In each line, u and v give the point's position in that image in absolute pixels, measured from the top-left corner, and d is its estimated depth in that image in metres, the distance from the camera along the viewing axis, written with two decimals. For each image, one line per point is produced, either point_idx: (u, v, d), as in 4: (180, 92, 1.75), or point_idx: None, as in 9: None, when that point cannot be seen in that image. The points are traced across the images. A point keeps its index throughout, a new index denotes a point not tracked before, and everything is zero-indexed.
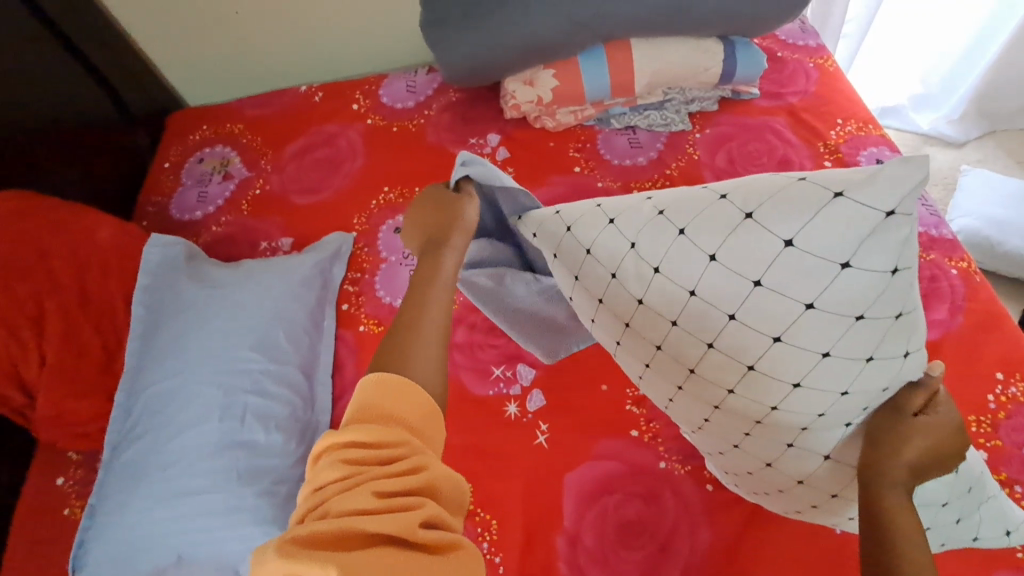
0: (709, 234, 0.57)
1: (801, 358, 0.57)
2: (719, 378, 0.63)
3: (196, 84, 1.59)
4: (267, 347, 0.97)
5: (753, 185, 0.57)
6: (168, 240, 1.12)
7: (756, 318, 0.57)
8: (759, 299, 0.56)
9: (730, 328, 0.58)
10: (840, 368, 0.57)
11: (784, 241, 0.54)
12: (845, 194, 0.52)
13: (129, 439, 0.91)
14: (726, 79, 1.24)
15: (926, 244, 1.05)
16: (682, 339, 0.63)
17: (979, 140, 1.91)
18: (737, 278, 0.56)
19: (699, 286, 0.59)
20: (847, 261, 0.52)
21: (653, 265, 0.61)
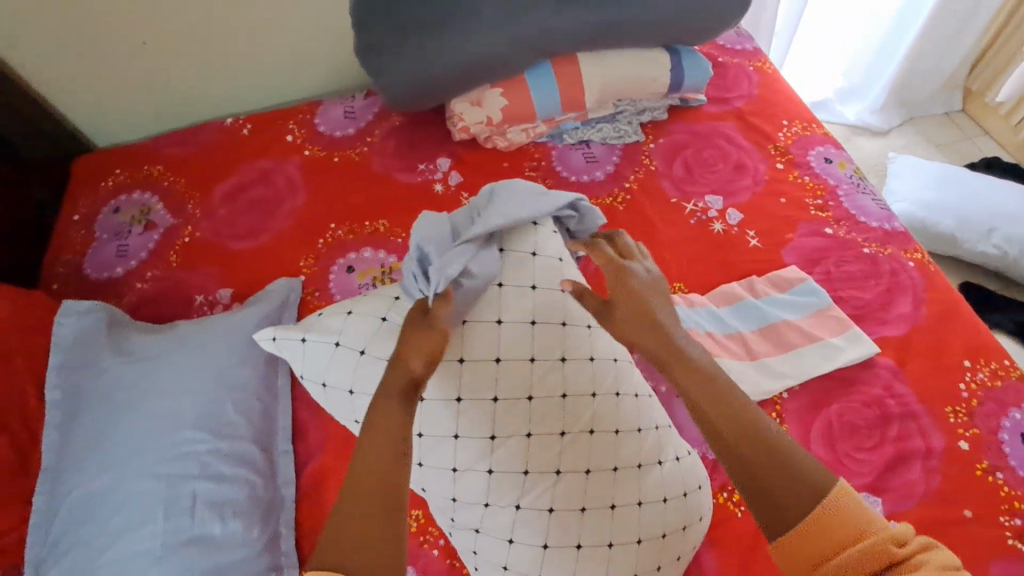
0: (339, 372, 0.77)
1: (485, 416, 0.72)
2: (475, 448, 0.72)
3: (104, 124, 1.43)
4: (214, 423, 0.85)
5: (348, 330, 0.78)
6: (82, 306, 0.98)
7: (456, 423, 0.72)
8: (438, 407, 0.73)
9: (457, 446, 0.72)
10: (507, 411, 0.72)
11: (359, 351, 0.76)
12: (353, 313, 0.79)
13: (55, 555, 0.78)
14: (675, 87, 1.23)
15: (883, 238, 1.07)
16: (469, 484, 0.72)
17: (899, 128, 2.03)
18: (429, 401, 0.73)
19: (424, 427, 0.73)
20: (363, 347, 0.76)
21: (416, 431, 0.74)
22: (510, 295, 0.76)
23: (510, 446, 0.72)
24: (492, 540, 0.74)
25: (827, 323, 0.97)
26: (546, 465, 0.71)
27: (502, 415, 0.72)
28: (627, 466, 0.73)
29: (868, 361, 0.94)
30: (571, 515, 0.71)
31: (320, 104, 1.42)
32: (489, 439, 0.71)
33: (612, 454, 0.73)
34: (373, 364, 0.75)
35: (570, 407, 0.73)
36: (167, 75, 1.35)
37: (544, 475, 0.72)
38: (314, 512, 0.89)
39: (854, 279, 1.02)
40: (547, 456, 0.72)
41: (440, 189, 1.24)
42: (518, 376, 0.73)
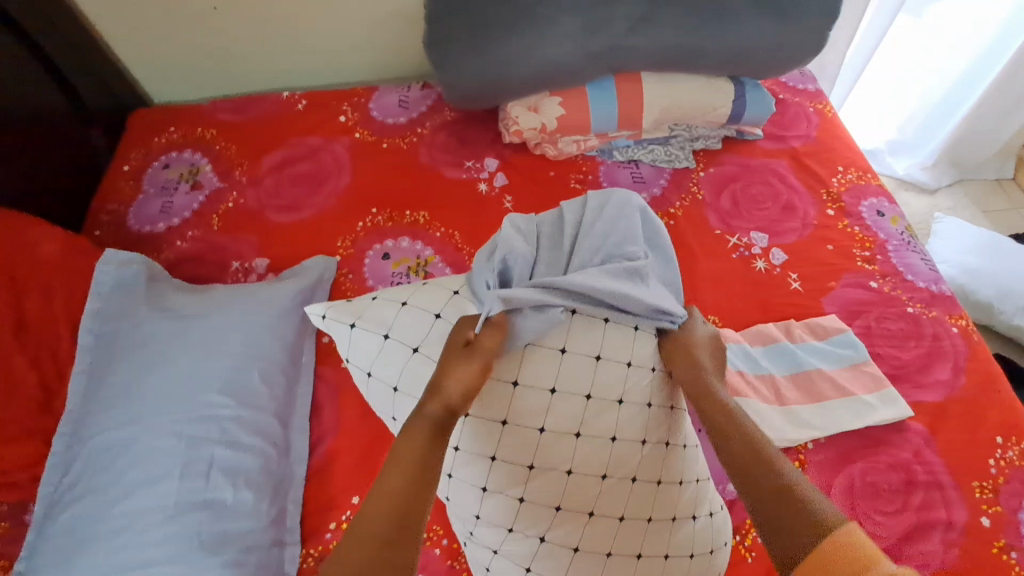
0: (390, 367, 0.75)
1: (527, 442, 0.71)
2: (512, 473, 0.71)
3: (166, 81, 1.46)
4: (238, 391, 0.86)
5: (403, 322, 0.75)
6: (124, 258, 0.99)
7: (495, 445, 0.71)
8: (481, 425, 0.71)
9: (492, 470, 0.71)
10: (551, 445, 0.71)
11: (414, 348, 0.74)
12: (407, 304, 0.77)
13: (65, 498, 0.78)
14: (734, 119, 1.22)
15: (928, 300, 1.04)
16: (499, 507, 0.72)
17: (949, 188, 1.98)
18: (473, 418, 0.72)
19: (462, 441, 0.72)
20: (417, 346, 0.74)
21: (454, 444, 0.73)
22: (579, 325, 0.74)
23: (518, 476, 0.71)
24: (480, 547, 0.76)
25: (862, 378, 0.95)
26: (548, 500, 0.71)
27: (512, 444, 0.71)
28: (636, 517, 0.72)
29: (899, 423, 0.91)
30: (564, 551, 0.72)
31: (376, 89, 1.43)
32: (490, 459, 0.71)
33: (624, 500, 0.72)
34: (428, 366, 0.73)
35: (586, 450, 0.71)
36: (233, 42, 1.38)
37: (543, 510, 0.71)
38: (321, 492, 0.89)
39: (895, 338, 1.00)
40: (551, 493, 0.71)
41: (484, 189, 1.25)
42: (537, 413, 0.71)
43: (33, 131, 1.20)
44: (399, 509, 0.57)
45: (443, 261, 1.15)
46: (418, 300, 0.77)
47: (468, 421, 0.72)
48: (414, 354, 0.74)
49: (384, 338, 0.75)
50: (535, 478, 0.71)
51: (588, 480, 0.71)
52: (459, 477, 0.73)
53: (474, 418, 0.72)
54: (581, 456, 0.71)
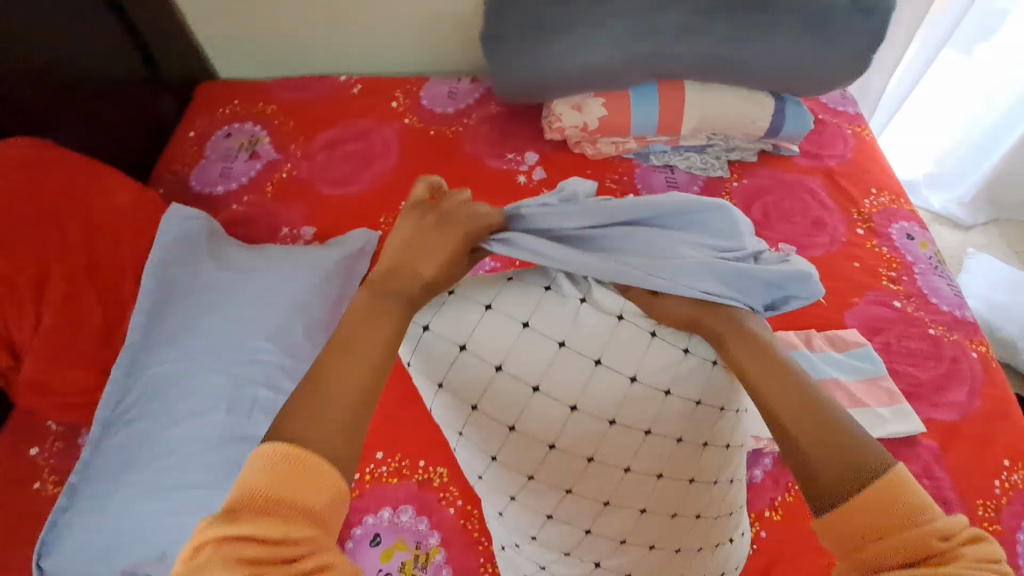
0: (432, 365, 0.64)
1: (570, 469, 0.63)
2: (547, 492, 0.65)
3: (234, 58, 1.56)
4: (284, 341, 0.93)
5: (452, 313, 0.64)
6: (188, 213, 1.08)
7: (532, 465, 0.64)
8: (520, 442, 0.63)
9: (528, 487, 0.65)
10: (598, 477, 0.64)
11: (459, 345, 0.63)
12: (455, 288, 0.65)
13: (122, 419, 0.85)
14: (772, 133, 1.25)
15: (950, 323, 1.05)
16: (525, 516, 0.68)
17: (985, 226, 1.96)
18: (518, 435, 0.63)
19: (499, 454, 0.64)
20: (464, 343, 0.63)
21: (490, 454, 0.65)
22: (656, 344, 0.64)
23: (552, 497, 0.65)
24: (502, 535, 0.75)
25: (877, 392, 0.97)
26: (577, 521, 0.66)
27: (553, 469, 0.63)
28: (664, 548, 0.68)
29: (910, 438, 0.93)
30: (584, 565, 0.70)
31: (428, 79, 1.50)
32: (527, 478, 0.64)
33: (658, 532, 0.67)
34: (476, 366, 0.63)
35: (633, 484, 0.64)
36: (300, 25, 1.47)
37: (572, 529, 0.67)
38: None
39: (913, 356, 1.02)
40: (582, 516, 0.66)
41: (523, 180, 1.30)
42: (591, 445, 0.62)
43: (113, 93, 1.31)
44: (358, 394, 0.50)
45: None
46: (471, 285, 0.66)
47: (510, 437, 0.63)
48: (456, 352, 0.63)
49: (422, 330, 0.64)
50: (571, 502, 0.65)
51: (628, 510, 0.65)
52: (491, 481, 0.67)
53: (518, 434, 0.63)
54: (620, 487, 0.64)
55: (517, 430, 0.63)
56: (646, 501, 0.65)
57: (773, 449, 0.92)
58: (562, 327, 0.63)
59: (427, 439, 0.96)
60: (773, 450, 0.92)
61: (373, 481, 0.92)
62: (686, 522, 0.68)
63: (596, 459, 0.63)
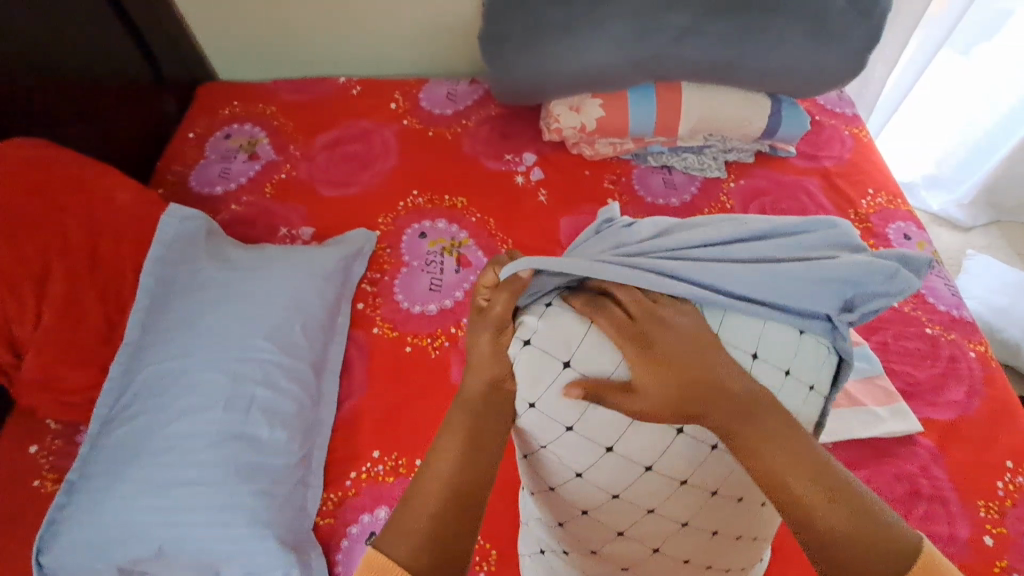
0: (529, 379, 0.56)
1: (659, 491, 0.57)
2: (628, 513, 0.59)
3: (235, 61, 1.58)
4: (280, 338, 0.93)
5: (558, 326, 0.57)
6: (187, 213, 1.08)
7: (619, 485, 0.57)
8: (611, 462, 0.56)
9: (608, 505, 0.59)
10: (685, 501, 0.58)
11: (563, 361, 0.56)
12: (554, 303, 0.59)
13: (119, 417, 0.85)
14: (769, 134, 1.26)
15: (948, 323, 1.05)
16: (594, 531, 0.62)
17: (984, 228, 1.96)
18: (617, 458, 0.56)
19: (587, 470, 0.57)
20: (569, 359, 0.55)
21: (575, 470, 0.57)
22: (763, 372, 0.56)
23: (628, 517, 0.59)
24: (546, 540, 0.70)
25: (874, 392, 0.97)
26: (648, 541, 0.61)
27: (640, 492, 0.57)
28: (718, 567, 0.66)
29: (907, 437, 0.93)
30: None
31: (427, 81, 1.51)
32: (610, 497, 0.58)
33: (716, 550, 0.63)
34: (581, 387, 0.55)
35: (714, 506, 0.59)
36: (301, 28, 1.49)
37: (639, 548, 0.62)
38: (344, 442, 0.95)
39: (910, 356, 1.02)
40: (656, 536, 0.61)
41: (521, 181, 1.31)
42: (686, 467, 0.56)
43: (114, 94, 1.32)
44: (471, 435, 0.56)
45: (476, 244, 1.21)
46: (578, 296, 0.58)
47: (603, 457, 0.56)
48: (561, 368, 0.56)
49: (523, 344, 0.56)
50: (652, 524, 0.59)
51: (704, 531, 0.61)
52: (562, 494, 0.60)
53: (613, 453, 0.56)
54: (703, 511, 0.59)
55: (615, 452, 0.55)
56: (718, 522, 0.60)
57: None
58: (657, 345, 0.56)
59: (424, 437, 0.96)
60: None
61: (369, 480, 0.91)
62: (744, 542, 0.65)
63: (689, 482, 0.57)
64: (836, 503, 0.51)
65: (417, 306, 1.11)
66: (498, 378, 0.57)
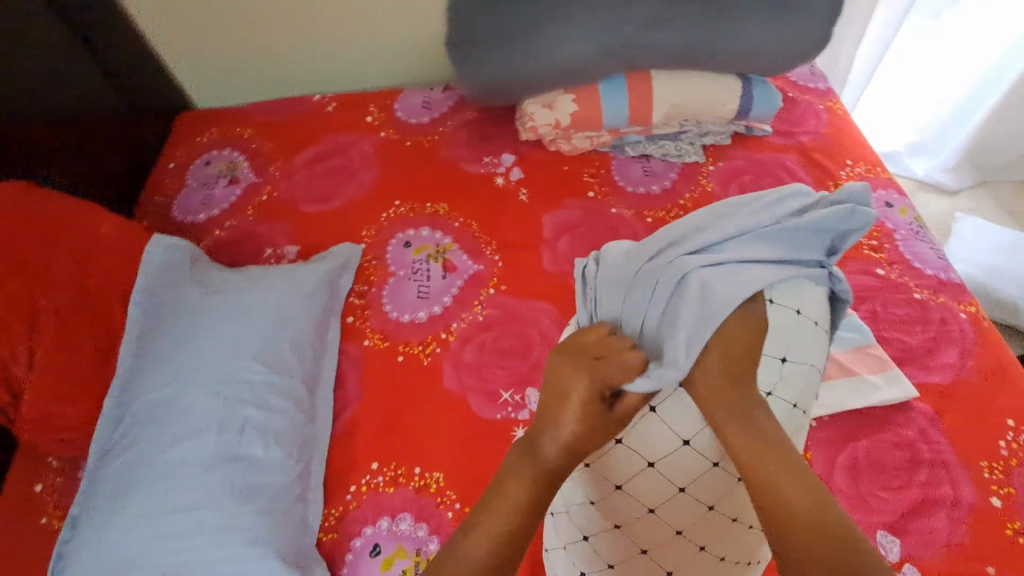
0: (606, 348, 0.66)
1: (692, 460, 0.62)
2: (664, 488, 0.63)
3: (210, 88, 1.58)
4: (270, 357, 0.93)
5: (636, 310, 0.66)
6: (171, 241, 1.08)
7: (654, 451, 0.62)
8: (649, 425, 0.63)
9: (645, 474, 0.63)
10: (711, 474, 0.63)
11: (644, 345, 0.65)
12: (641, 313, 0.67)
13: (113, 448, 0.85)
14: (743, 114, 1.26)
15: (936, 286, 1.05)
16: (624, 503, 0.65)
17: (971, 189, 1.96)
18: (668, 428, 0.62)
19: (629, 436, 0.63)
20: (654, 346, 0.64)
21: (619, 438, 0.63)
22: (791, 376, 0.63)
23: (660, 495, 0.63)
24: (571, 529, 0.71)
25: (867, 361, 0.97)
26: (673, 521, 0.63)
27: (674, 469, 0.62)
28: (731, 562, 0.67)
29: (904, 404, 0.92)
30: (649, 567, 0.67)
31: (401, 92, 1.52)
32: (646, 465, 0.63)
33: (732, 543, 0.66)
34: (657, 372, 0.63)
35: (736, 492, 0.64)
36: (272, 50, 1.49)
37: (663, 529, 0.64)
38: (343, 456, 0.95)
39: (901, 322, 1.01)
40: (684, 518, 0.63)
41: (501, 182, 1.31)
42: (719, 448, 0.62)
43: (92, 131, 1.33)
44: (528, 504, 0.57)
45: (461, 248, 1.21)
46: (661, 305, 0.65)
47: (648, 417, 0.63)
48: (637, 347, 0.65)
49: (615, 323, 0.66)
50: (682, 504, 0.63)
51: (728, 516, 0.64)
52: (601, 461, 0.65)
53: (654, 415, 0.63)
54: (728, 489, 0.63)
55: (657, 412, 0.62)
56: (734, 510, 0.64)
57: None
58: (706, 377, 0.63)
59: (422, 445, 0.96)
60: None
61: (370, 491, 0.91)
62: (757, 542, 0.68)
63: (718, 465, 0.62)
64: (795, 480, 0.54)
65: (406, 315, 1.12)
66: (568, 444, 0.58)
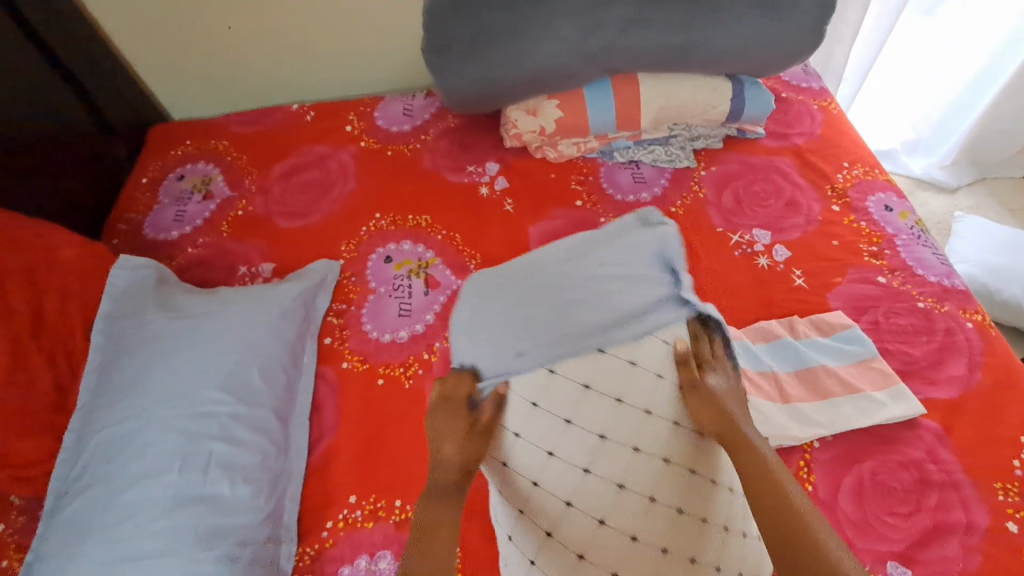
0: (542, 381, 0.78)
1: (603, 407, 0.76)
2: (585, 443, 0.75)
3: (185, 99, 1.53)
4: (238, 386, 0.88)
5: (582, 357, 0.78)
6: (137, 262, 1.03)
7: (574, 410, 0.76)
8: (570, 394, 0.77)
9: (570, 429, 0.75)
10: (630, 419, 0.75)
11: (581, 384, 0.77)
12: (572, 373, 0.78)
13: (71, 491, 0.79)
14: (734, 117, 1.21)
15: (940, 294, 1.01)
16: (560, 467, 0.75)
17: (969, 187, 1.91)
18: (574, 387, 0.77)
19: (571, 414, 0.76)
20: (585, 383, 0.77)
21: (563, 418, 0.76)
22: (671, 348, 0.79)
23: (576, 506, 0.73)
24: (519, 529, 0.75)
25: (869, 375, 0.92)
26: (609, 474, 0.73)
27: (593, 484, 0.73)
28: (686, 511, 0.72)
29: (911, 421, 0.87)
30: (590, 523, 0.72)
31: (382, 99, 1.47)
32: (564, 421, 0.76)
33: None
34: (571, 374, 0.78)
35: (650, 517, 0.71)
36: (247, 59, 1.44)
37: (600, 478, 0.73)
38: (319, 490, 0.90)
39: (905, 333, 0.96)
40: (614, 466, 0.74)
41: (485, 192, 1.26)
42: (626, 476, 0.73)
43: (58, 148, 1.27)
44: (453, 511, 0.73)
45: (444, 263, 1.16)
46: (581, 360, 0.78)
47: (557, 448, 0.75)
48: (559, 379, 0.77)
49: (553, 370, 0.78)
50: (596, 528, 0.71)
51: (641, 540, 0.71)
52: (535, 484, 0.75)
53: (573, 428, 0.75)
54: (649, 436, 0.75)
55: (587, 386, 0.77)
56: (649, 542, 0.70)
57: None
58: (615, 386, 0.77)
59: (402, 474, 0.91)
60: None
61: (347, 527, 0.86)
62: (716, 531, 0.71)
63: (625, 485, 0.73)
64: (753, 462, 0.70)
65: (386, 335, 1.06)
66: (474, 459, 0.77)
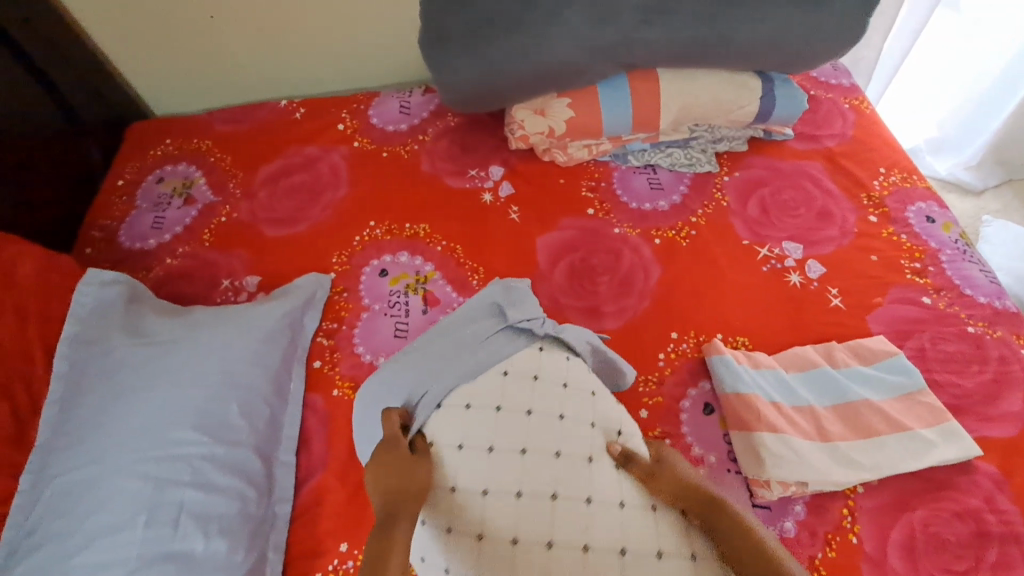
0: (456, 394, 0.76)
1: (535, 439, 0.73)
2: (512, 477, 0.71)
3: (166, 94, 1.42)
4: (214, 424, 0.79)
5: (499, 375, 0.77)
6: (106, 277, 0.93)
7: (504, 438, 0.73)
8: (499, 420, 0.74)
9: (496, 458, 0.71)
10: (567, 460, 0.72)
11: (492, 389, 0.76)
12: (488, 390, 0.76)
13: (22, 547, 0.70)
14: (762, 117, 1.11)
15: (991, 317, 0.92)
16: (497, 503, 0.69)
17: (995, 189, 1.78)
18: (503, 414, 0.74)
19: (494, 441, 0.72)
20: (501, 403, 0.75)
21: (488, 445, 0.72)
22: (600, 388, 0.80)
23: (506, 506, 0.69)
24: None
25: (917, 410, 0.83)
26: (542, 508, 0.69)
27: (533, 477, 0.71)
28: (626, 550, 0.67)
29: (964, 464, 0.79)
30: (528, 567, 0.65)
31: (377, 95, 1.36)
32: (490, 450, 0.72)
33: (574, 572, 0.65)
34: (494, 386, 0.76)
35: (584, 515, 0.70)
36: (232, 51, 1.33)
37: (536, 511, 0.69)
38: (307, 536, 0.81)
39: (954, 361, 0.88)
40: (542, 498, 0.69)
41: (489, 199, 1.16)
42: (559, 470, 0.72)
43: (25, 148, 1.16)
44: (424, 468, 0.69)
45: (444, 277, 1.06)
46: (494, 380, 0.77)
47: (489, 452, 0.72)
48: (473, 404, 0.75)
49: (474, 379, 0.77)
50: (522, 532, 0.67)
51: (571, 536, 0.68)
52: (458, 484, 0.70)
53: (495, 455, 0.72)
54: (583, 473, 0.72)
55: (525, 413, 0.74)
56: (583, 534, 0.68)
57: (805, 494, 0.78)
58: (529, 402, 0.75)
59: None
60: (805, 494, 0.78)
61: None
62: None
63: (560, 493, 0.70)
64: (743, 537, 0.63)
65: (381, 358, 0.97)
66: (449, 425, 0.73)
